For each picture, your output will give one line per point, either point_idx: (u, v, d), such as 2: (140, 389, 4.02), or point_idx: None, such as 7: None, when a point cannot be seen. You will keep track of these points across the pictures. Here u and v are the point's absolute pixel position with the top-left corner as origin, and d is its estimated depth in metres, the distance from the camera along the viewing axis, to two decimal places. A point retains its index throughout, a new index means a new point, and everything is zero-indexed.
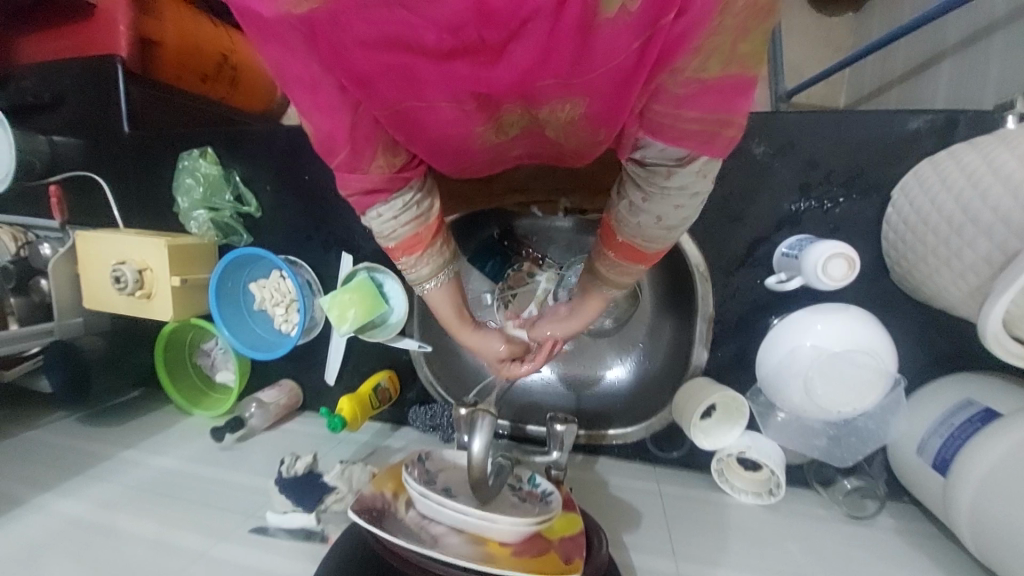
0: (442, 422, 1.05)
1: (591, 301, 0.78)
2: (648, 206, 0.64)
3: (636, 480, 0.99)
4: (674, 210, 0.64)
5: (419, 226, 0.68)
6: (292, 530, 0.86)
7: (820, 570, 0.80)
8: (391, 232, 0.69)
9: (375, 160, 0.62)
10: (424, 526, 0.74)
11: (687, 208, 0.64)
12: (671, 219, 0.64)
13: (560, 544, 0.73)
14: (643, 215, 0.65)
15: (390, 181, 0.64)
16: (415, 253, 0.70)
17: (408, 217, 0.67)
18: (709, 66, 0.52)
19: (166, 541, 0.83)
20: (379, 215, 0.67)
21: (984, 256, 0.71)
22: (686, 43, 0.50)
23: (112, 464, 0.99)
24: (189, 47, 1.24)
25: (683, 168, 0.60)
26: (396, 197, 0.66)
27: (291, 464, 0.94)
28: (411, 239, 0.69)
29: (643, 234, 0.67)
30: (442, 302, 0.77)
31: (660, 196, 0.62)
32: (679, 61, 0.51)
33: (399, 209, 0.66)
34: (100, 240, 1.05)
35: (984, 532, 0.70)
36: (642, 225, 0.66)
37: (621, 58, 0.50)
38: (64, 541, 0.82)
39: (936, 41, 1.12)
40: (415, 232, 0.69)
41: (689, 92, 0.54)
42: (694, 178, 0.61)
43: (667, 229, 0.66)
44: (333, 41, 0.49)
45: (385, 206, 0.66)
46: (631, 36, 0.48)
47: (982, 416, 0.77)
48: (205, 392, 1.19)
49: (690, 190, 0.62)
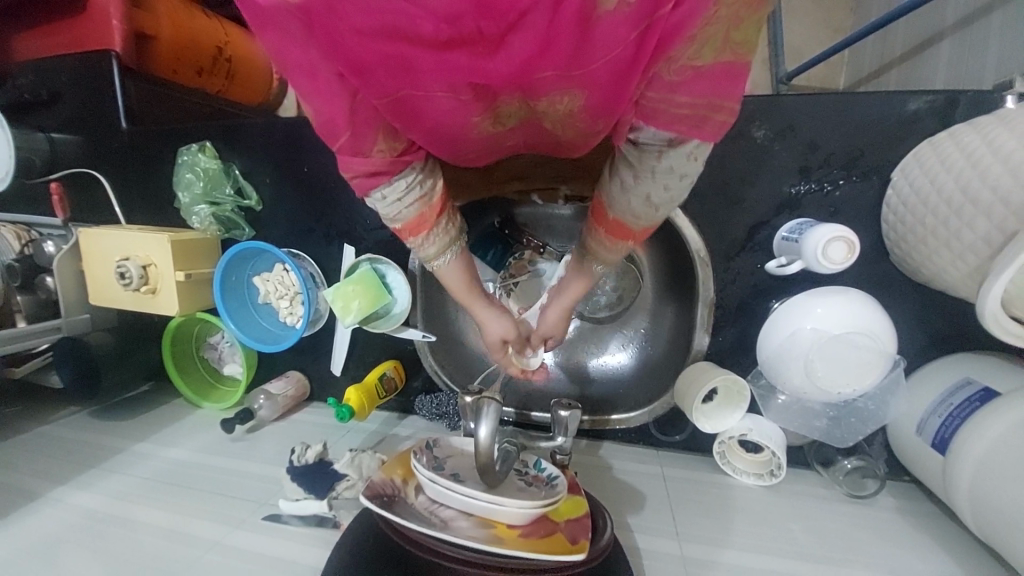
0: (449, 410, 1.06)
1: (581, 277, 0.78)
2: (638, 186, 0.63)
3: (639, 464, 1.01)
4: (663, 190, 0.63)
5: (424, 205, 0.68)
6: (306, 518, 0.87)
7: (821, 548, 0.82)
8: (396, 213, 0.68)
9: (376, 144, 0.61)
10: (434, 511, 0.76)
11: (676, 188, 0.63)
12: (660, 199, 0.64)
13: (566, 526, 0.75)
14: (633, 194, 0.64)
15: (392, 165, 0.63)
16: (422, 233, 0.70)
17: (413, 197, 0.66)
18: (704, 53, 0.52)
19: (181, 531, 0.85)
20: (383, 198, 0.66)
21: (983, 236, 0.71)
22: (683, 32, 0.50)
23: (124, 457, 1.00)
24: (184, 38, 1.24)
25: (674, 149, 0.59)
26: (399, 179, 0.65)
27: (302, 453, 0.96)
28: (416, 220, 0.68)
29: (631, 213, 0.66)
30: (454, 277, 0.77)
31: (651, 176, 0.62)
32: (673, 49, 0.52)
33: (403, 190, 0.65)
34: (103, 236, 1.06)
35: (984, 507, 0.71)
36: (632, 204, 0.65)
37: (619, 49, 0.50)
38: (82, 533, 0.84)
39: (935, 20, 1.11)
40: (420, 212, 0.68)
41: (682, 79, 0.54)
42: (684, 160, 0.60)
43: (655, 208, 0.65)
44: (331, 29, 0.49)
45: (389, 188, 0.65)
46: (629, 28, 0.49)
47: (981, 395, 0.78)
48: (214, 386, 1.21)
49: (679, 170, 0.61)
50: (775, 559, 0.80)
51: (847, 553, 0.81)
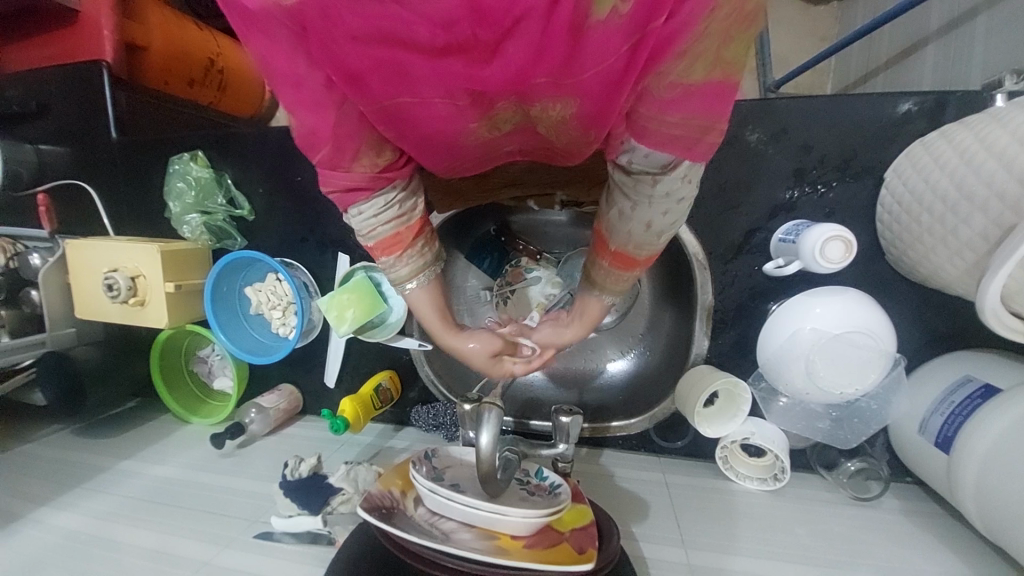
0: (446, 420, 1.04)
1: (590, 305, 0.77)
2: (636, 214, 0.64)
3: (641, 472, 0.99)
4: (662, 216, 0.64)
5: (400, 226, 0.67)
6: (299, 534, 0.84)
7: (829, 553, 0.81)
8: (370, 230, 0.67)
9: (359, 159, 0.61)
10: (434, 523, 0.74)
11: (675, 213, 0.65)
12: (660, 225, 0.65)
13: (572, 536, 0.73)
14: (633, 222, 0.65)
15: (373, 181, 0.63)
16: (393, 253, 0.69)
17: (390, 215, 0.66)
18: (693, 71, 0.52)
19: (169, 552, 0.82)
20: (359, 213, 0.66)
21: (980, 231, 0.72)
22: (672, 47, 0.50)
23: (110, 475, 0.97)
24: (176, 50, 1.23)
25: (669, 173, 0.60)
26: (378, 195, 0.65)
27: (295, 467, 0.94)
28: (390, 239, 0.67)
29: (632, 240, 0.67)
30: (423, 303, 0.75)
31: (648, 203, 0.63)
32: (663, 65, 0.52)
33: (381, 207, 0.65)
34: (91, 249, 1.04)
35: (991, 506, 0.71)
36: (632, 232, 0.66)
37: (610, 59, 0.50)
38: (64, 555, 0.80)
39: (919, 27, 1.14)
40: (395, 232, 0.67)
41: (673, 97, 0.54)
42: (679, 184, 0.61)
43: (656, 234, 0.66)
44: (325, 36, 0.49)
45: (367, 204, 0.65)
46: (621, 39, 0.49)
47: (982, 392, 0.78)
48: (202, 400, 1.18)
49: (677, 195, 0.62)
50: (783, 565, 0.78)
51: (856, 557, 0.79)
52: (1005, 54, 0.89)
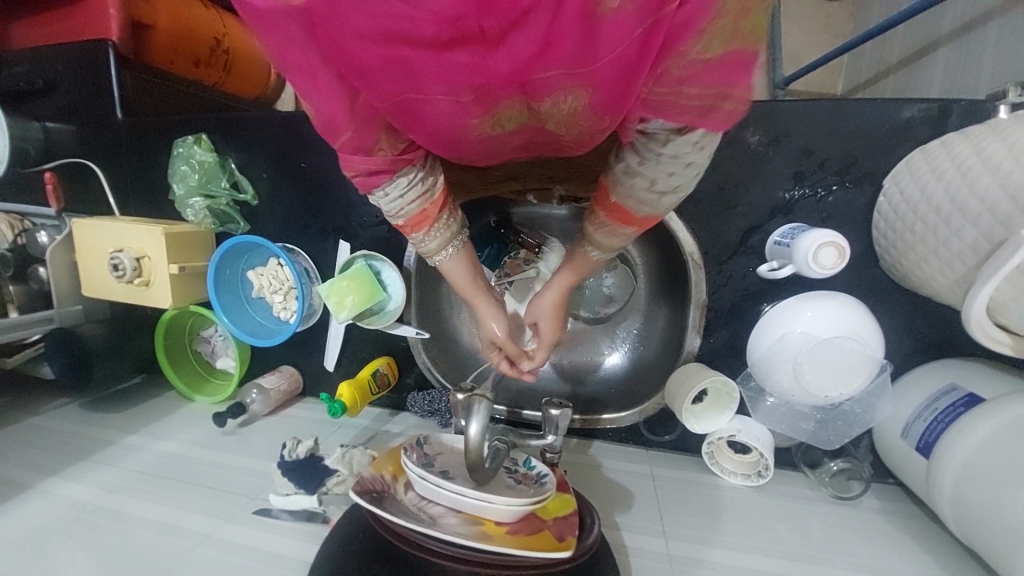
0: (440, 407, 1.08)
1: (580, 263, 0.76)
2: (643, 170, 0.62)
3: (630, 464, 1.02)
4: (667, 177, 0.62)
5: (426, 202, 0.68)
6: (295, 512, 0.88)
7: (808, 548, 0.83)
8: (398, 210, 0.69)
9: (379, 142, 0.62)
10: (423, 507, 0.77)
11: (682, 177, 0.63)
12: (664, 185, 0.63)
13: (554, 523, 0.76)
14: (637, 177, 0.63)
15: (393, 163, 0.64)
16: (423, 229, 0.71)
17: (415, 194, 0.67)
18: (713, 46, 0.52)
19: (170, 524, 0.85)
20: (386, 194, 0.67)
21: (970, 245, 0.72)
22: (690, 28, 0.51)
23: (115, 449, 1.00)
24: (181, 27, 1.25)
25: (681, 136, 0.59)
26: (401, 176, 0.66)
27: (293, 448, 0.97)
28: (417, 216, 0.69)
29: (635, 198, 0.65)
30: (457, 270, 0.77)
31: (656, 161, 0.61)
32: (683, 45, 0.52)
33: (404, 187, 0.66)
34: (98, 228, 1.05)
35: (966, 510, 0.73)
36: (633, 187, 0.64)
37: (624, 44, 0.51)
38: (70, 524, 0.84)
39: (932, 28, 1.13)
40: (422, 209, 0.69)
41: (691, 72, 0.54)
42: (690, 149, 0.60)
43: (659, 194, 0.64)
44: (333, 31, 0.50)
45: (391, 186, 0.66)
46: (634, 24, 0.49)
47: (966, 401, 0.79)
48: (206, 379, 1.21)
49: (685, 158, 0.61)
50: (761, 559, 0.81)
51: (832, 554, 0.82)
52: (1013, 63, 0.89)
